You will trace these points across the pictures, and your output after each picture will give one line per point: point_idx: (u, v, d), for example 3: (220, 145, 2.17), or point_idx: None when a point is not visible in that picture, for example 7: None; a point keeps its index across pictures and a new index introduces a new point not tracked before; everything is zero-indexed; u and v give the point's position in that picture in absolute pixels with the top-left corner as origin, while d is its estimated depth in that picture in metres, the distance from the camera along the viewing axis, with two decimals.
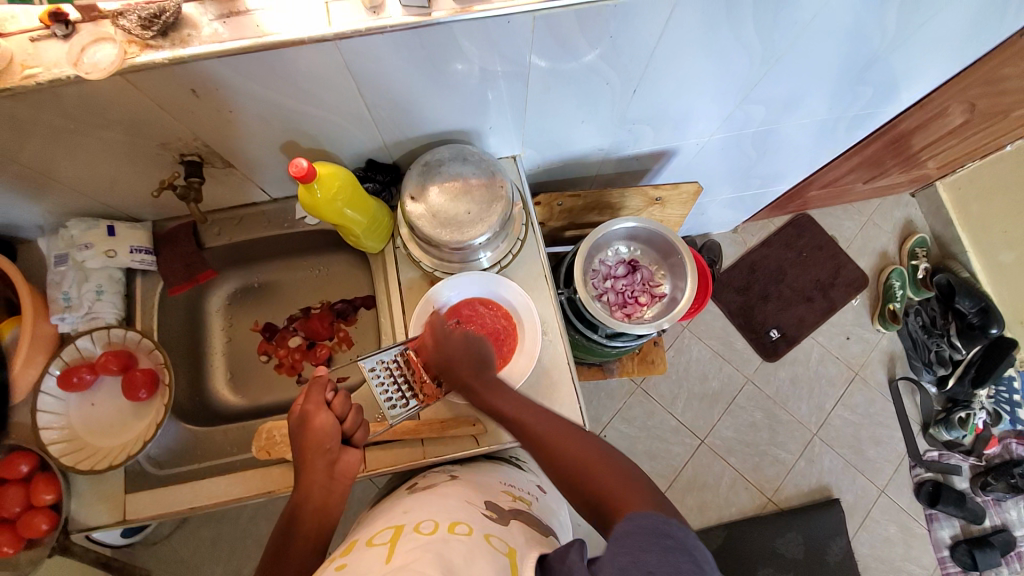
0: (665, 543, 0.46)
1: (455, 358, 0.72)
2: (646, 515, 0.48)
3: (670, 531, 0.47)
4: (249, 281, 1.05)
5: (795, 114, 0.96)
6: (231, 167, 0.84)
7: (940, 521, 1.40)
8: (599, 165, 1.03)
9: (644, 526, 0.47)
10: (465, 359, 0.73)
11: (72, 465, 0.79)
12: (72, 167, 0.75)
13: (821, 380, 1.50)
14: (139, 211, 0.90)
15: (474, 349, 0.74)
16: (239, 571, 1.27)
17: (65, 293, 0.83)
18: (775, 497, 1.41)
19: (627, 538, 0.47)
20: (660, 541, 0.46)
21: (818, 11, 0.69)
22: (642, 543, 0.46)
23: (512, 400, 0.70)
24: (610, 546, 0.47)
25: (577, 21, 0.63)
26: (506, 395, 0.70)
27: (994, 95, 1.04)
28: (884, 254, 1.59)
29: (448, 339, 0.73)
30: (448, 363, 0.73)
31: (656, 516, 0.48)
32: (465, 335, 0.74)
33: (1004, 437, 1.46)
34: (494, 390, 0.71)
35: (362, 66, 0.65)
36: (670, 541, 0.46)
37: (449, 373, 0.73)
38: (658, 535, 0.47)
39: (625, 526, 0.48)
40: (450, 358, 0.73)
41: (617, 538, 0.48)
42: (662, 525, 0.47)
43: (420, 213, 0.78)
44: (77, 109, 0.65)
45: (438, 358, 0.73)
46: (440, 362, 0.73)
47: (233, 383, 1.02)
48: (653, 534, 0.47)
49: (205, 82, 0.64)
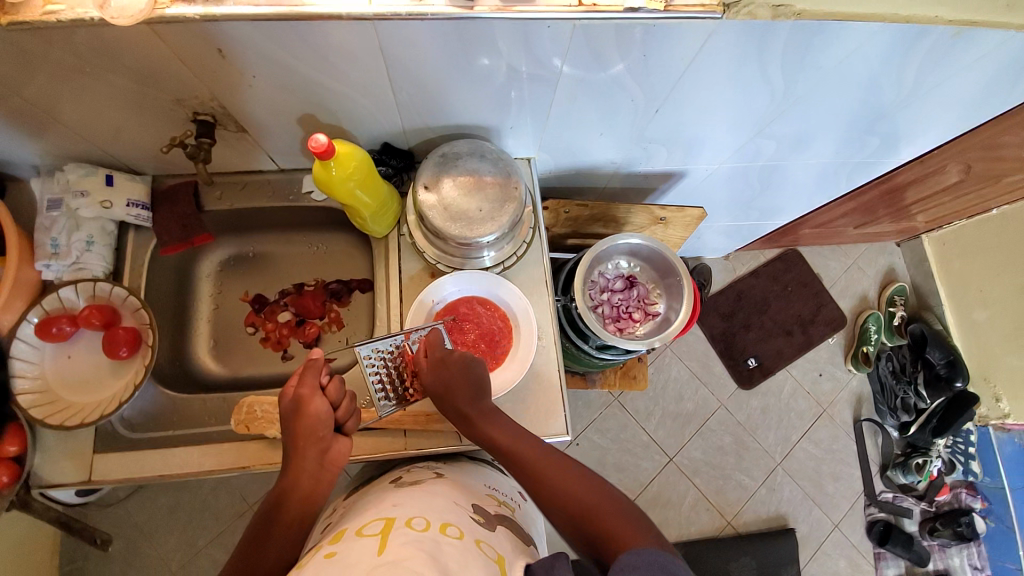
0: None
1: (454, 383, 0.71)
2: (653, 551, 0.50)
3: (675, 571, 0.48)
4: (243, 249, 1.03)
5: (802, 153, 0.98)
6: (244, 133, 0.82)
7: (886, 560, 1.45)
8: (609, 178, 1.04)
9: (649, 560, 0.49)
10: (463, 385, 0.72)
11: (41, 418, 0.77)
12: (79, 111, 0.73)
13: (791, 413, 1.54)
14: (140, 164, 0.88)
15: (471, 372, 0.73)
16: (193, 542, 1.24)
17: (54, 239, 0.81)
18: (733, 520, 1.44)
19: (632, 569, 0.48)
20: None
21: (842, 59, 0.71)
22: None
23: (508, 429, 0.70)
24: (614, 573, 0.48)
25: (612, 34, 0.63)
26: (500, 422, 0.70)
27: (990, 160, 1.08)
28: (865, 298, 1.64)
29: (443, 367, 0.73)
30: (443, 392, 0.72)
31: (660, 553, 0.50)
32: (465, 358, 0.74)
33: (955, 486, 1.51)
34: (489, 420, 0.70)
35: (395, 49, 0.64)
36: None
37: (444, 400, 0.72)
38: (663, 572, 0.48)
39: (631, 559, 0.49)
40: (446, 386, 0.72)
41: (622, 568, 0.48)
42: (668, 563, 0.49)
43: (432, 203, 0.78)
44: (95, 53, 0.63)
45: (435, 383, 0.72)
46: (437, 386, 0.73)
47: (216, 351, 0.99)
48: (658, 570, 0.48)
49: (234, 43, 0.63)
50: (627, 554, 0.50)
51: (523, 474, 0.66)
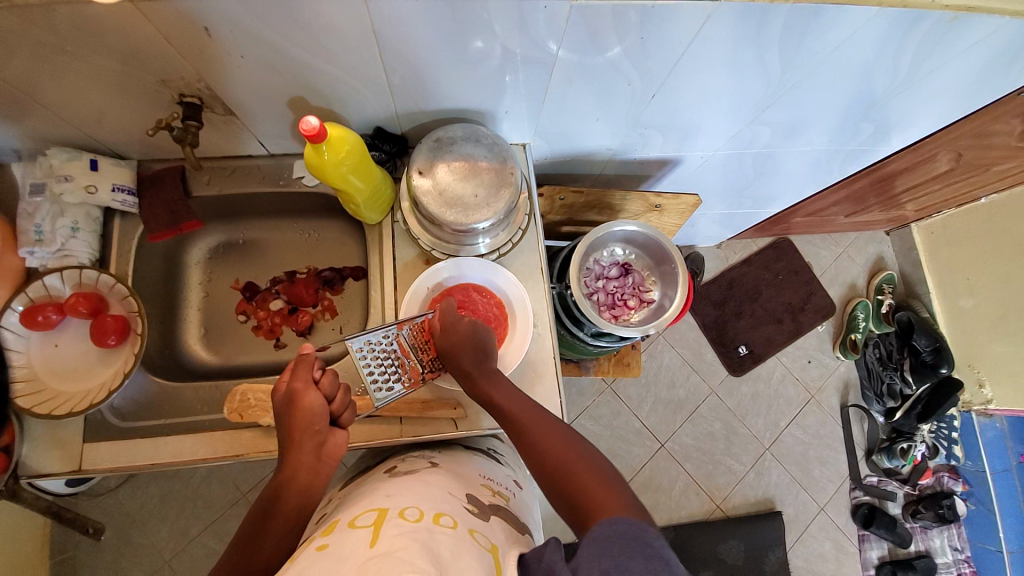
0: (645, 550, 0.48)
1: (459, 345, 0.73)
2: (627, 523, 0.50)
3: (649, 540, 0.49)
4: (233, 236, 1.01)
5: (796, 140, 0.98)
6: (232, 116, 0.80)
7: (870, 543, 1.49)
8: (604, 164, 1.03)
9: (623, 533, 0.49)
10: (469, 346, 0.73)
11: (28, 407, 0.76)
12: (60, 92, 0.70)
13: (780, 399, 1.57)
14: (125, 148, 0.86)
15: (477, 337, 0.74)
16: (186, 532, 1.24)
17: (37, 225, 0.79)
18: (723, 504, 1.47)
19: (605, 541, 0.49)
20: (640, 549, 0.48)
21: (839, 44, 0.71)
22: (623, 548, 0.48)
23: (506, 393, 0.71)
24: (587, 547, 0.49)
25: (609, 16, 0.62)
26: (501, 385, 0.71)
27: (981, 148, 1.09)
28: (854, 286, 1.66)
29: (454, 325, 0.74)
30: (452, 350, 0.73)
31: (635, 523, 0.50)
32: (473, 322, 0.75)
33: (938, 471, 1.56)
34: (490, 379, 0.72)
35: (388, 29, 0.63)
36: (649, 549, 0.48)
37: (450, 358, 0.74)
38: (639, 543, 0.48)
39: (604, 531, 0.50)
40: (454, 344, 0.73)
41: (593, 542, 0.49)
42: (641, 533, 0.49)
43: (427, 189, 0.77)
44: (75, 31, 0.61)
45: (444, 342, 0.74)
46: (444, 346, 0.74)
47: (206, 340, 0.98)
48: (631, 541, 0.49)
49: (221, 21, 0.61)
50: (601, 526, 0.51)
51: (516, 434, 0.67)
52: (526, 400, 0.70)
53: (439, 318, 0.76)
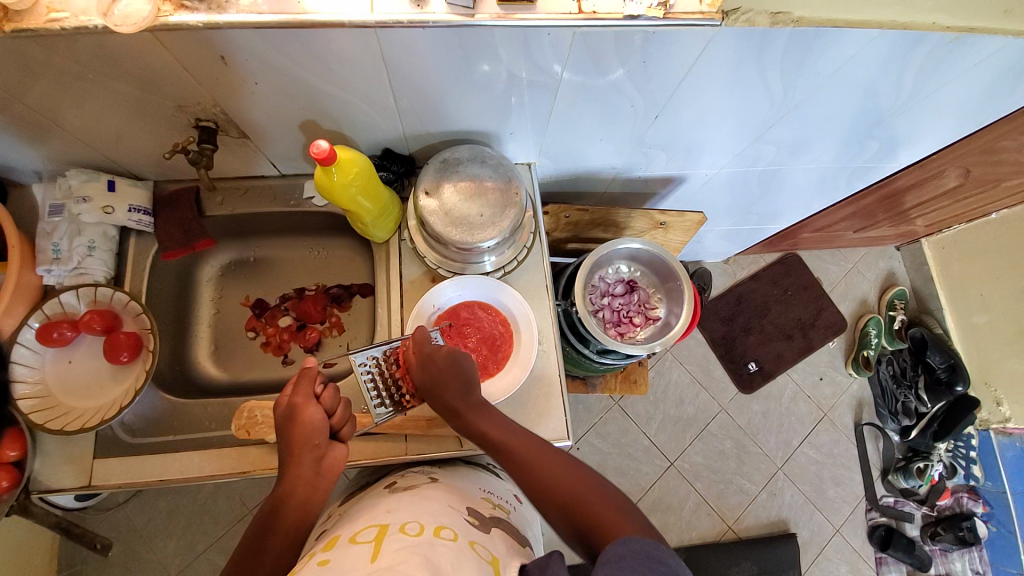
0: (657, 567, 0.48)
1: (442, 380, 0.70)
2: (641, 541, 0.50)
3: (662, 557, 0.49)
4: (244, 254, 1.03)
5: (802, 158, 0.98)
6: (245, 138, 0.82)
7: (887, 566, 1.45)
8: (610, 182, 1.04)
9: (636, 552, 0.49)
10: (452, 380, 0.71)
11: (42, 423, 0.78)
12: (81, 116, 0.73)
13: (791, 417, 1.54)
14: (142, 169, 0.88)
15: (459, 368, 0.72)
16: (192, 548, 1.23)
17: (56, 244, 0.81)
18: (734, 525, 1.44)
19: (620, 561, 0.48)
20: (652, 565, 0.48)
21: (841, 65, 0.72)
22: (637, 567, 0.47)
23: (499, 425, 0.69)
24: (603, 568, 0.48)
25: (611, 40, 0.64)
26: (491, 417, 0.69)
27: (989, 164, 1.09)
28: (864, 302, 1.64)
29: (431, 362, 0.71)
30: (433, 386, 0.71)
31: (645, 541, 0.50)
32: (450, 354, 0.72)
33: (957, 491, 1.51)
34: (480, 414, 0.70)
35: (396, 56, 0.65)
36: (662, 566, 0.48)
37: (433, 395, 0.71)
38: (651, 560, 0.48)
39: (619, 550, 0.49)
40: (437, 380, 0.71)
41: (608, 561, 0.48)
42: (654, 551, 0.49)
43: (433, 208, 0.78)
44: (96, 59, 0.63)
45: (425, 377, 0.71)
46: (427, 383, 0.71)
47: (216, 355, 1.00)
48: (644, 559, 0.48)
49: (237, 50, 0.63)
50: (614, 546, 0.50)
51: (513, 464, 0.65)
52: (521, 431, 0.69)
53: (415, 355, 0.72)
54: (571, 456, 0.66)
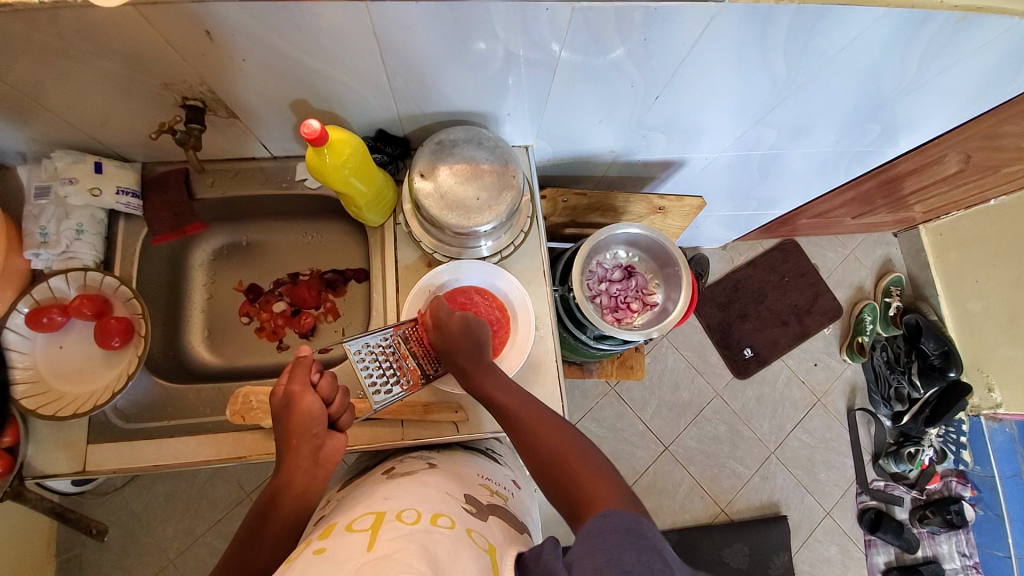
0: (637, 542, 0.48)
1: (455, 342, 0.72)
2: (620, 514, 0.50)
3: (642, 531, 0.48)
4: (236, 238, 1.02)
5: (802, 142, 0.97)
6: (235, 118, 0.80)
7: (876, 547, 1.47)
8: (607, 166, 1.03)
9: (616, 525, 0.49)
10: (464, 342, 0.72)
11: (34, 409, 0.77)
12: (64, 96, 0.71)
13: (785, 402, 1.55)
14: (129, 150, 0.86)
15: (472, 330, 0.73)
16: (190, 531, 1.24)
17: (43, 228, 0.80)
18: (727, 508, 1.46)
19: (599, 536, 0.48)
20: (632, 541, 0.48)
21: (846, 45, 0.70)
22: (616, 542, 0.48)
23: (504, 387, 0.70)
24: (582, 542, 0.49)
25: (612, 17, 0.62)
26: (498, 381, 0.71)
27: (990, 149, 1.07)
28: (860, 288, 1.64)
29: (447, 323, 0.73)
30: (447, 347, 0.73)
31: (628, 515, 0.50)
32: (465, 318, 0.74)
33: (946, 475, 1.54)
34: (489, 373, 0.71)
35: (389, 32, 0.63)
36: (642, 540, 0.48)
37: (448, 354, 0.73)
38: (631, 535, 0.48)
39: (598, 524, 0.49)
40: (451, 342, 0.72)
41: (587, 535, 0.49)
42: (634, 525, 0.49)
43: (428, 191, 0.77)
44: (77, 35, 0.61)
45: (440, 338, 0.73)
46: (441, 342, 0.73)
47: (210, 341, 0.99)
48: (623, 534, 0.48)
49: (222, 24, 0.61)
50: (594, 520, 0.50)
51: (513, 430, 0.66)
52: (522, 393, 0.70)
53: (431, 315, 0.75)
54: (561, 418, 0.67)
